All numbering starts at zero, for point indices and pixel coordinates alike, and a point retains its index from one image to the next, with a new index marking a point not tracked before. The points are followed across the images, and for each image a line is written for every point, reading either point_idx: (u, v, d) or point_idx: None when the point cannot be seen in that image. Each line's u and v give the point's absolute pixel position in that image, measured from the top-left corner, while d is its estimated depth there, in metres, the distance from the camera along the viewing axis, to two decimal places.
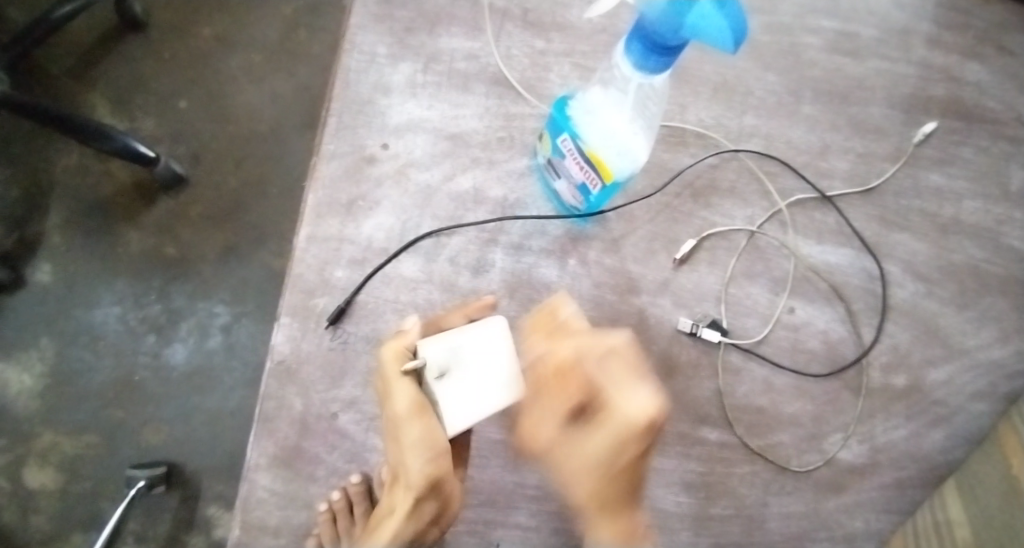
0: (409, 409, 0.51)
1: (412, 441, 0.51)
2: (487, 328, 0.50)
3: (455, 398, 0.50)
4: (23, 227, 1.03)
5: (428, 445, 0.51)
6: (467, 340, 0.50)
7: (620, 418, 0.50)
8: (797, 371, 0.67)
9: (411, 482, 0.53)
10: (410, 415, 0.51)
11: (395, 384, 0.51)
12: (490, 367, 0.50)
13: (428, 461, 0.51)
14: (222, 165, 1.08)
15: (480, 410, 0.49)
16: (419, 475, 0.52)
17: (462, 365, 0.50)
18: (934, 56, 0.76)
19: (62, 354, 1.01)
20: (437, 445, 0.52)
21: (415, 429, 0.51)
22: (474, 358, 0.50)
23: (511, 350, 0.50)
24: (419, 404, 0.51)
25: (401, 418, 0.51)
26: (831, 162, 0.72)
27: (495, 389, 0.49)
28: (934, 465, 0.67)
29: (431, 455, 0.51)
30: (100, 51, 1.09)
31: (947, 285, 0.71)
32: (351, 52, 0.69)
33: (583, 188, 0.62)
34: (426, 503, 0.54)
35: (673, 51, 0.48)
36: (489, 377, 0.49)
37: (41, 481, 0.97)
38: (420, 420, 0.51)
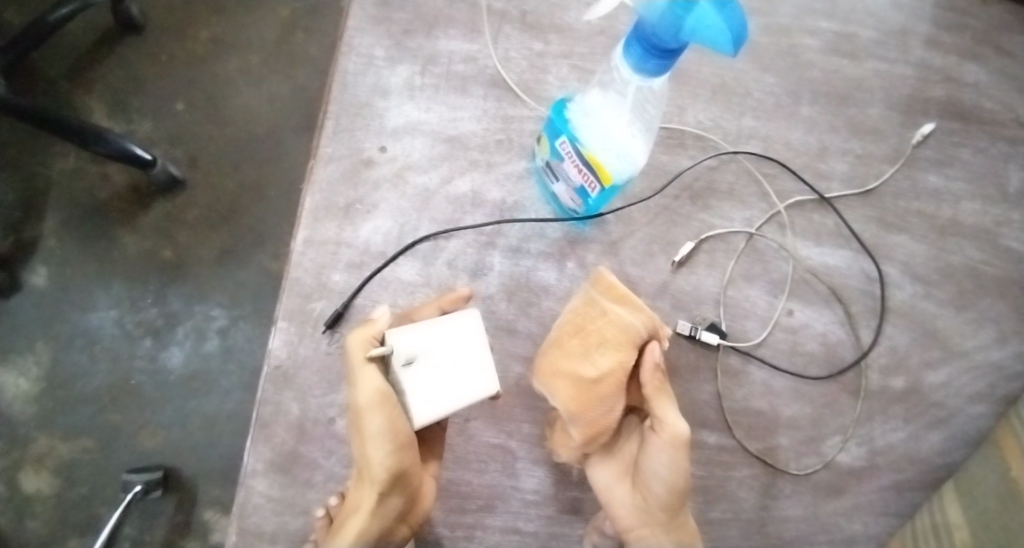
0: (373, 398, 0.50)
1: (373, 432, 0.51)
2: (460, 320, 0.52)
3: (421, 386, 0.51)
4: (19, 230, 1.03)
5: (390, 437, 0.52)
6: (437, 331, 0.52)
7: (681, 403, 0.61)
8: (796, 374, 0.67)
9: (372, 474, 0.53)
10: (373, 405, 0.51)
11: (360, 371, 0.51)
12: (458, 359, 0.51)
13: (390, 451, 0.53)
14: (219, 167, 1.08)
15: (448, 400, 0.50)
16: (380, 465, 0.53)
17: (433, 354, 0.51)
18: (932, 57, 0.75)
19: (58, 357, 1.00)
20: (401, 434, 0.52)
21: (376, 420, 0.51)
22: (443, 348, 0.51)
23: (481, 344, 0.52)
24: (383, 393, 0.51)
25: (364, 408, 0.51)
26: (830, 164, 0.72)
27: (465, 380, 0.51)
28: (933, 468, 0.67)
29: (393, 445, 0.52)
30: (95, 52, 1.09)
31: (946, 287, 0.70)
32: (348, 54, 0.69)
33: (582, 191, 0.62)
34: (390, 494, 0.55)
35: (673, 53, 0.48)
36: (457, 368, 0.51)
37: (37, 485, 0.97)
38: (383, 410, 0.51)
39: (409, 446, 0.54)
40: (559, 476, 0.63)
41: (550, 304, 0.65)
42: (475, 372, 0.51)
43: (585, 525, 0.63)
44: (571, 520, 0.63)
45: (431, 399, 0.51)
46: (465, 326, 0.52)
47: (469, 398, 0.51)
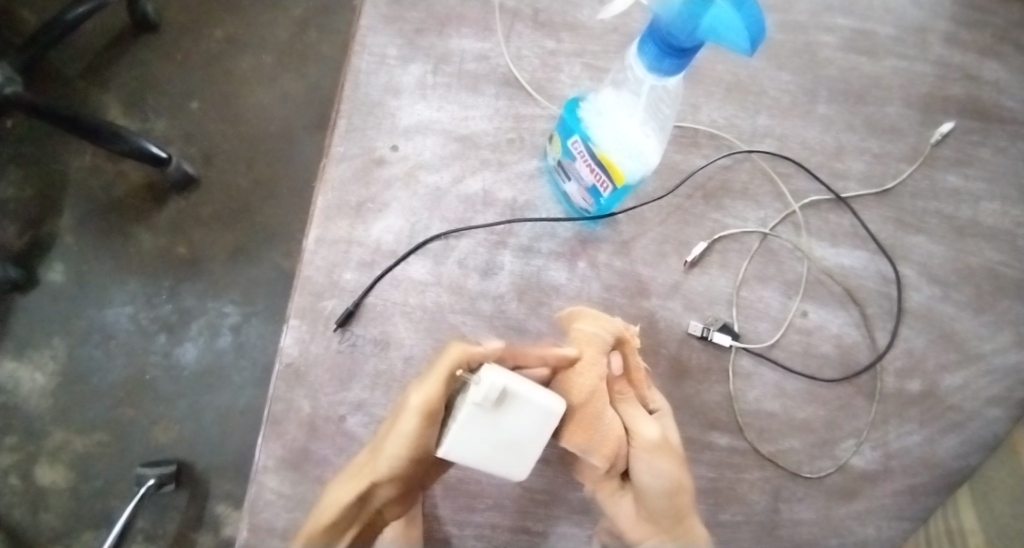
0: (420, 406, 0.50)
1: (400, 432, 0.50)
2: (547, 406, 0.50)
3: (472, 430, 0.49)
4: (36, 227, 1.04)
5: (409, 444, 0.50)
6: (520, 401, 0.49)
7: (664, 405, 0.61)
8: (810, 376, 0.66)
9: (377, 467, 0.52)
10: (419, 412, 0.50)
11: (433, 377, 0.50)
12: (517, 437, 0.50)
13: (400, 459, 0.50)
14: (232, 165, 1.08)
15: (478, 458, 0.49)
16: (385, 465, 0.51)
17: (503, 413, 0.49)
18: (951, 55, 0.74)
19: (74, 352, 1.01)
20: (418, 447, 0.50)
21: (409, 423, 0.50)
22: (513, 417, 0.49)
23: (542, 436, 0.50)
24: (431, 411, 0.50)
25: (411, 409, 0.50)
26: (846, 163, 0.71)
27: (508, 458, 0.50)
28: (949, 472, 0.66)
29: (407, 456, 0.50)
30: (111, 51, 1.10)
31: (964, 289, 0.69)
32: (361, 53, 0.69)
33: (593, 190, 0.61)
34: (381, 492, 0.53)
35: (689, 52, 0.47)
36: (509, 441, 0.49)
37: (53, 478, 0.98)
38: (420, 423, 0.50)
39: (423, 462, 0.52)
40: (570, 476, 0.63)
41: (561, 304, 0.65)
42: (518, 455, 0.50)
43: (593, 526, 0.62)
44: (581, 520, 0.62)
45: (466, 449, 0.49)
46: (548, 413, 0.50)
47: (494, 468, 0.50)
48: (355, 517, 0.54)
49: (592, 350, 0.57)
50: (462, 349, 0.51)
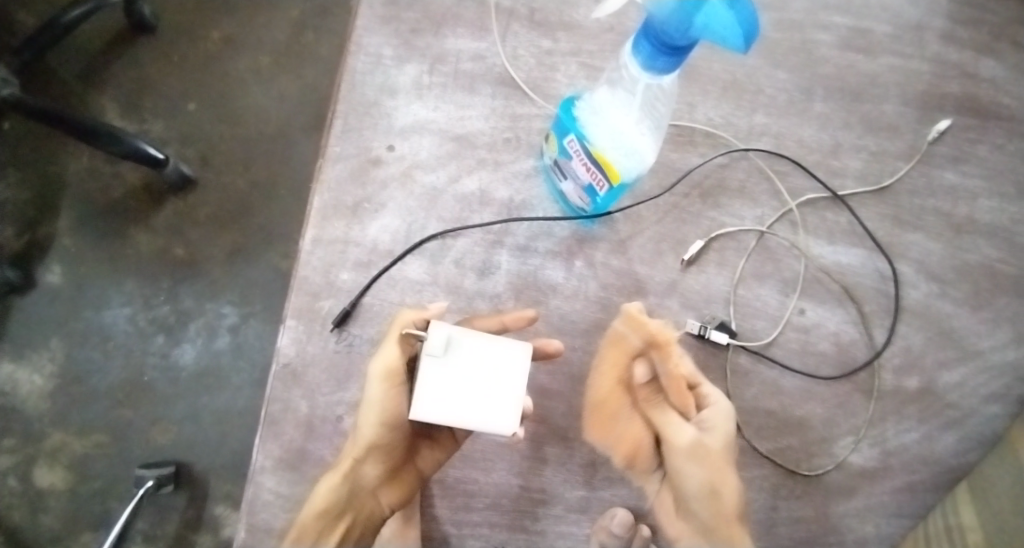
0: (382, 373, 0.54)
1: (371, 400, 0.56)
2: (508, 351, 0.50)
3: (436, 386, 0.49)
4: (33, 229, 1.04)
5: (380, 408, 0.56)
6: (475, 345, 0.50)
7: (722, 409, 0.61)
8: (807, 374, 0.66)
9: (360, 438, 0.57)
10: (381, 377, 0.55)
11: (387, 344, 0.55)
12: (487, 383, 0.49)
13: (376, 424, 0.56)
14: (230, 167, 1.08)
15: (453, 416, 0.48)
16: (364, 432, 0.57)
17: (462, 362, 0.49)
18: (947, 52, 0.74)
19: (72, 354, 1.01)
20: (390, 410, 0.56)
21: (375, 390, 0.55)
22: (474, 362, 0.49)
23: (516, 382, 0.50)
24: (393, 372, 0.54)
25: (373, 377, 0.55)
26: (843, 161, 0.71)
27: (484, 409, 0.49)
28: (947, 469, 0.66)
29: (382, 419, 0.56)
30: (108, 53, 1.10)
31: (962, 286, 0.69)
32: (356, 53, 0.69)
33: (590, 189, 0.61)
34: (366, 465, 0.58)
35: (682, 51, 0.47)
36: (481, 389, 0.49)
37: (52, 480, 0.98)
38: (388, 386, 0.55)
39: (399, 429, 0.58)
40: (568, 474, 0.63)
41: (558, 303, 0.65)
42: (496, 405, 0.49)
43: (591, 524, 0.63)
44: (579, 519, 0.62)
45: (438, 403, 0.48)
46: (511, 356, 0.50)
47: (478, 423, 0.48)
48: (348, 500, 0.58)
49: (619, 358, 0.64)
50: (410, 314, 0.55)
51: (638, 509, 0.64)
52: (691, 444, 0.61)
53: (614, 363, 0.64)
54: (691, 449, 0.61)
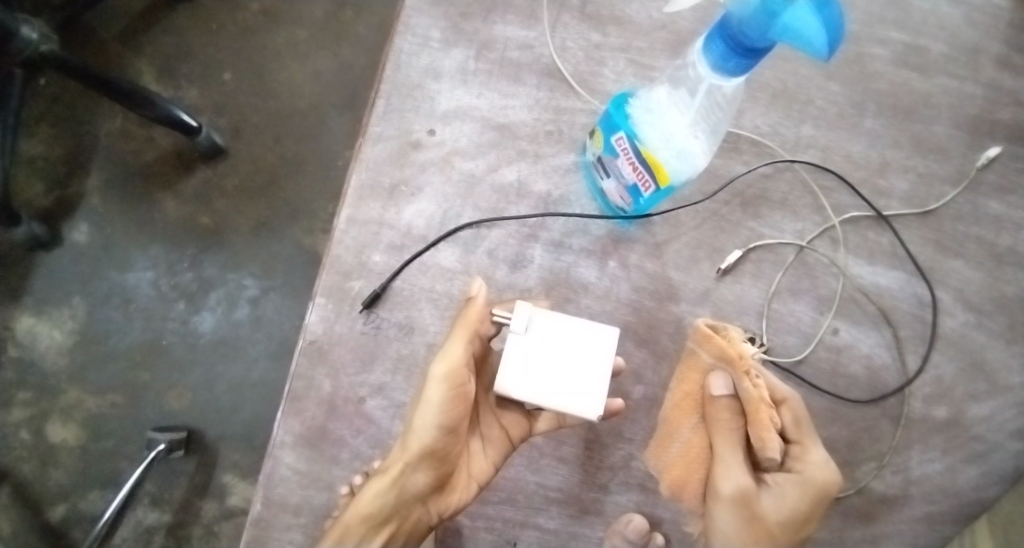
0: (442, 375, 0.53)
1: (428, 401, 0.54)
2: (594, 332, 0.54)
3: (521, 361, 0.53)
4: (63, 186, 1.04)
5: (439, 410, 0.54)
6: (559, 324, 0.54)
7: (810, 476, 0.59)
8: (836, 395, 0.65)
9: (411, 443, 0.56)
10: (442, 378, 0.53)
11: (452, 345, 0.54)
12: (575, 362, 0.53)
13: (432, 428, 0.54)
14: (261, 139, 1.08)
15: (539, 391, 0.52)
16: (418, 437, 0.55)
17: (544, 340, 0.53)
18: (1003, 78, 0.72)
19: (92, 314, 1.02)
20: (451, 412, 0.54)
21: (437, 392, 0.54)
22: (558, 339, 0.53)
23: (602, 361, 0.53)
24: (454, 373, 0.53)
25: (433, 377, 0.53)
26: (889, 181, 0.69)
27: (572, 387, 0.52)
28: (968, 503, 0.64)
29: (437, 424, 0.54)
30: (149, 16, 1.10)
31: (998, 318, 0.68)
32: (404, 34, 0.68)
33: (633, 189, 0.60)
34: (417, 472, 0.57)
35: (757, 53, 0.46)
36: (566, 365, 0.53)
37: (64, 436, 0.99)
38: (446, 388, 0.53)
39: (454, 433, 0.56)
40: (586, 476, 0.62)
41: (588, 302, 0.64)
42: (584, 386, 0.52)
43: (606, 527, 0.62)
44: (594, 521, 0.62)
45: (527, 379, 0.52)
46: (600, 337, 0.54)
47: (566, 406, 0.51)
48: (394, 507, 0.57)
49: (692, 376, 0.63)
50: (474, 304, 0.56)
51: (654, 516, 0.63)
52: (735, 496, 0.60)
53: (691, 376, 0.63)
54: (733, 500, 0.60)
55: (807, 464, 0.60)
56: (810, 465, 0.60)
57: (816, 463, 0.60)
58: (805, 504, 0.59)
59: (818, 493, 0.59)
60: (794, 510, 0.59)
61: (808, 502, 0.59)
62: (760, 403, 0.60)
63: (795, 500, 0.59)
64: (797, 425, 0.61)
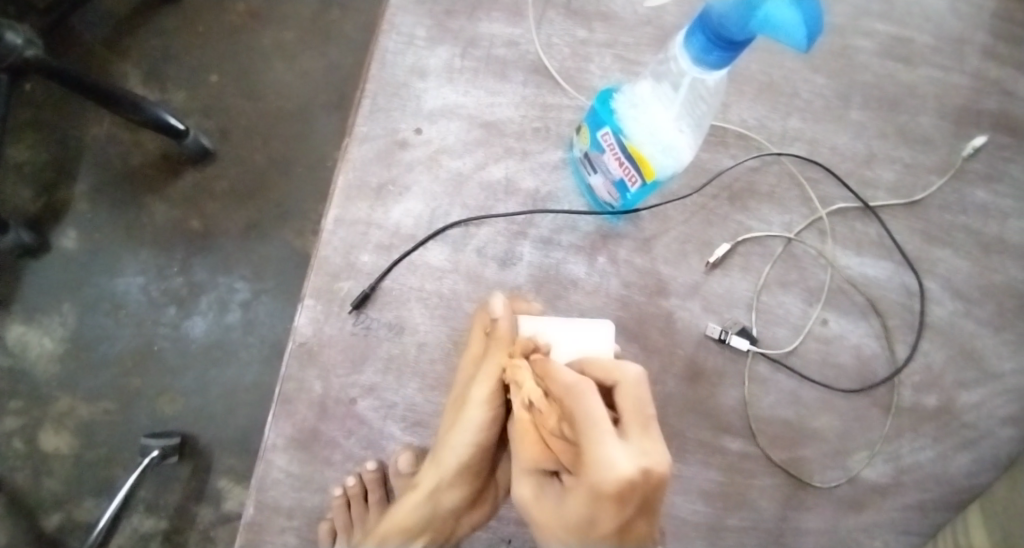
0: (484, 398, 0.55)
1: (467, 422, 0.55)
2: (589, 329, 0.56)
3: None
4: (50, 192, 1.04)
5: (477, 430, 0.55)
6: (558, 329, 0.56)
7: (594, 479, 0.44)
8: (826, 386, 0.65)
9: (445, 462, 0.56)
10: (483, 401, 0.55)
11: (488, 368, 0.55)
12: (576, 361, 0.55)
13: (471, 448, 0.56)
14: (249, 141, 1.07)
15: None
16: (455, 455, 0.56)
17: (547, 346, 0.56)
18: (987, 67, 0.72)
19: (83, 320, 1.01)
20: (487, 431, 0.56)
21: (478, 414, 0.55)
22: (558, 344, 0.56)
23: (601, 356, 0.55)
24: (494, 398, 0.55)
25: (474, 400, 0.55)
26: (876, 171, 0.70)
27: None
28: (959, 490, 0.65)
29: (476, 444, 0.56)
30: (134, 20, 1.09)
31: (987, 306, 0.68)
32: (389, 33, 0.68)
33: (620, 185, 0.60)
34: (448, 490, 0.58)
35: (737, 46, 0.46)
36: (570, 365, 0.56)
37: (56, 444, 0.98)
38: (486, 410, 0.55)
39: (487, 449, 0.57)
40: None
41: (578, 298, 0.64)
42: None
43: None
44: None
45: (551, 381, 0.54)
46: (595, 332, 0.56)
47: None
48: (428, 520, 0.59)
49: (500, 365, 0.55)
50: (504, 323, 0.56)
51: None
52: (533, 503, 0.51)
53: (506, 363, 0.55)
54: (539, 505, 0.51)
55: (598, 464, 0.44)
56: (599, 468, 0.44)
57: (601, 466, 0.44)
58: (598, 514, 0.45)
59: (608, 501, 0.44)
60: (580, 521, 0.47)
61: (594, 511, 0.45)
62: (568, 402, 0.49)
63: (579, 509, 0.46)
64: (633, 411, 0.48)
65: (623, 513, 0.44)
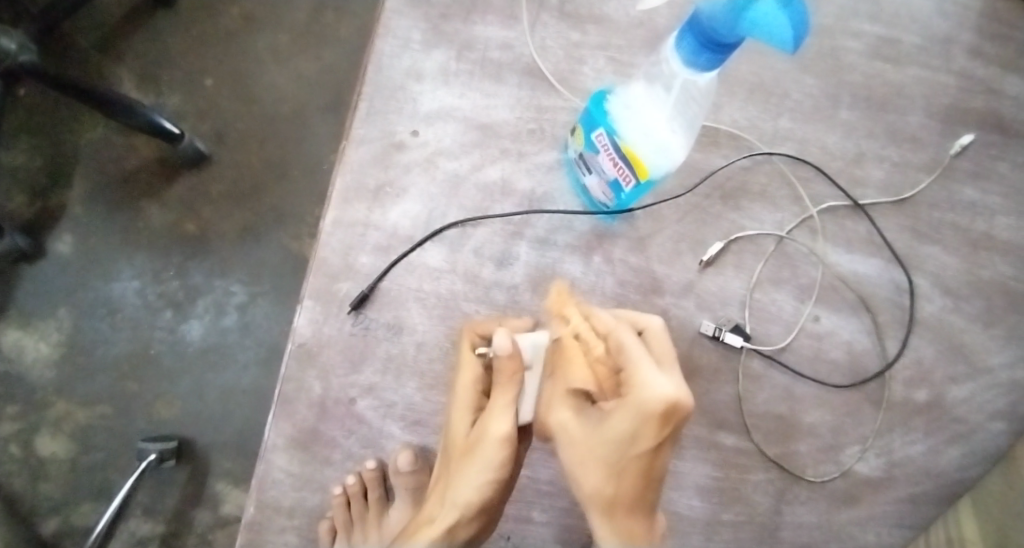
0: (502, 435, 0.54)
1: (484, 461, 0.54)
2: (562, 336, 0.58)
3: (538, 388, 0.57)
4: (45, 197, 1.04)
5: (493, 468, 0.54)
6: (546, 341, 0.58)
7: (637, 404, 0.46)
8: (819, 381, 0.66)
9: (461, 499, 0.55)
10: (502, 440, 0.54)
11: (501, 405, 0.55)
12: None
13: (487, 486, 0.55)
14: (245, 145, 1.08)
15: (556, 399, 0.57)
16: (474, 493, 0.55)
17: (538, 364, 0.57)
18: (973, 67, 0.74)
19: (79, 325, 1.01)
20: (504, 469, 0.55)
21: (494, 452, 0.54)
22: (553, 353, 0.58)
23: None
24: (509, 437, 0.54)
25: (491, 439, 0.54)
26: (865, 170, 0.71)
27: None
28: (951, 483, 0.66)
29: (493, 482, 0.55)
30: (127, 25, 1.09)
31: (976, 301, 0.69)
32: (385, 37, 0.69)
33: (614, 185, 0.61)
34: (465, 525, 0.56)
35: (727, 48, 0.47)
36: None
37: (53, 449, 0.98)
38: (504, 449, 0.54)
39: (503, 486, 0.56)
40: None
41: (574, 298, 0.65)
42: None
43: None
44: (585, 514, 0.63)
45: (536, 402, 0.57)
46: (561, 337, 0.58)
47: None
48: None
49: (512, 370, 0.55)
50: (507, 357, 0.54)
51: None
52: (569, 428, 0.52)
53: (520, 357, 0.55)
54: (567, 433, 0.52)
55: (641, 388, 0.47)
56: (643, 392, 0.46)
57: (644, 390, 0.46)
58: (637, 433, 0.47)
59: (652, 421, 0.46)
60: (628, 434, 0.48)
61: (638, 422, 0.47)
62: (613, 338, 0.50)
63: (621, 427, 0.48)
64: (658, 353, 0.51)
65: (666, 433, 0.46)
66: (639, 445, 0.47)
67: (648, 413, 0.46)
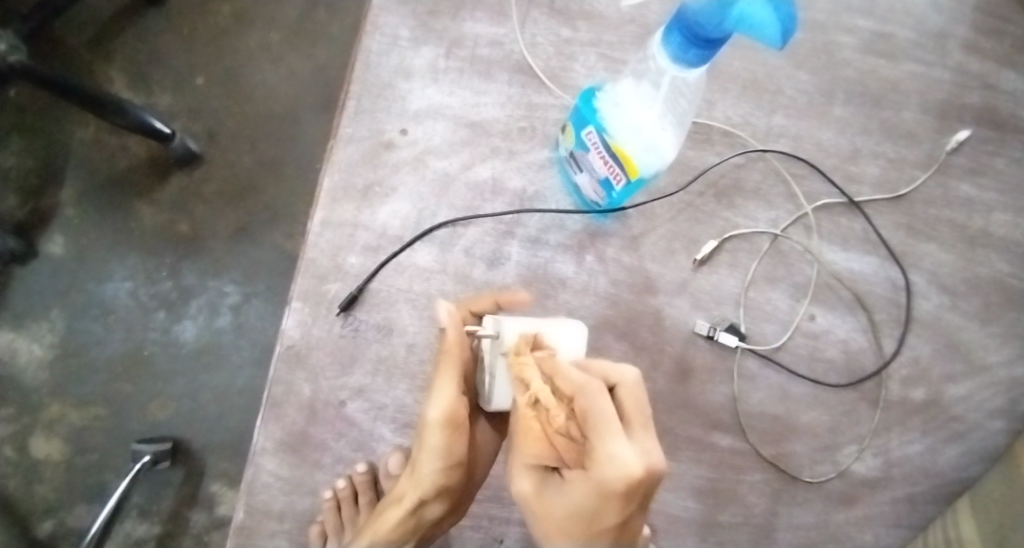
0: (441, 419, 0.52)
1: (429, 445, 0.53)
2: (561, 330, 0.49)
3: (508, 377, 0.50)
4: (36, 198, 1.03)
5: (443, 454, 0.53)
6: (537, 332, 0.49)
7: (601, 478, 0.45)
8: (814, 381, 0.66)
9: (421, 482, 0.54)
10: (441, 423, 0.52)
11: (442, 387, 0.52)
12: None
13: (440, 471, 0.53)
14: (237, 144, 1.07)
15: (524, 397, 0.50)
16: (430, 477, 0.54)
17: None
18: (969, 62, 0.73)
19: (72, 327, 1.01)
20: (453, 452, 0.53)
21: (436, 438, 0.52)
22: None
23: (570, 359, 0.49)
24: (453, 419, 0.52)
25: (431, 422, 0.52)
26: (861, 167, 0.70)
27: None
28: (949, 482, 0.65)
29: (446, 466, 0.53)
30: (116, 23, 1.08)
31: (972, 299, 0.69)
32: (372, 33, 0.68)
33: (605, 183, 0.60)
34: (431, 504, 0.56)
35: (715, 44, 0.46)
36: None
37: (47, 452, 0.97)
38: (451, 433, 0.52)
39: (462, 465, 0.55)
40: None
41: (566, 297, 0.65)
42: None
43: None
44: None
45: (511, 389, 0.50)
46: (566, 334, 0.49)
47: None
48: (414, 529, 0.57)
49: (454, 353, 0.51)
50: (453, 334, 0.51)
51: None
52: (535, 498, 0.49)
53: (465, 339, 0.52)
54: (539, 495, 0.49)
55: (605, 461, 0.45)
56: (611, 467, 0.44)
57: (607, 463, 0.44)
58: (601, 508, 0.46)
59: (617, 495, 0.45)
60: (589, 510, 0.47)
61: (609, 501, 0.45)
62: (574, 405, 0.46)
63: (582, 497, 0.46)
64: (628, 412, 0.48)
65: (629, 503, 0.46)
66: (604, 513, 0.46)
67: (625, 493, 0.45)
